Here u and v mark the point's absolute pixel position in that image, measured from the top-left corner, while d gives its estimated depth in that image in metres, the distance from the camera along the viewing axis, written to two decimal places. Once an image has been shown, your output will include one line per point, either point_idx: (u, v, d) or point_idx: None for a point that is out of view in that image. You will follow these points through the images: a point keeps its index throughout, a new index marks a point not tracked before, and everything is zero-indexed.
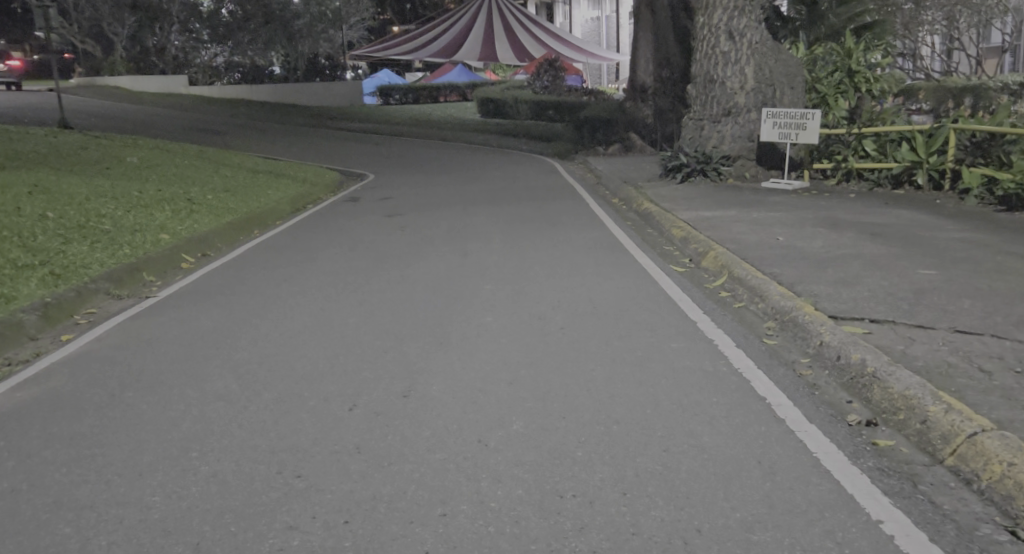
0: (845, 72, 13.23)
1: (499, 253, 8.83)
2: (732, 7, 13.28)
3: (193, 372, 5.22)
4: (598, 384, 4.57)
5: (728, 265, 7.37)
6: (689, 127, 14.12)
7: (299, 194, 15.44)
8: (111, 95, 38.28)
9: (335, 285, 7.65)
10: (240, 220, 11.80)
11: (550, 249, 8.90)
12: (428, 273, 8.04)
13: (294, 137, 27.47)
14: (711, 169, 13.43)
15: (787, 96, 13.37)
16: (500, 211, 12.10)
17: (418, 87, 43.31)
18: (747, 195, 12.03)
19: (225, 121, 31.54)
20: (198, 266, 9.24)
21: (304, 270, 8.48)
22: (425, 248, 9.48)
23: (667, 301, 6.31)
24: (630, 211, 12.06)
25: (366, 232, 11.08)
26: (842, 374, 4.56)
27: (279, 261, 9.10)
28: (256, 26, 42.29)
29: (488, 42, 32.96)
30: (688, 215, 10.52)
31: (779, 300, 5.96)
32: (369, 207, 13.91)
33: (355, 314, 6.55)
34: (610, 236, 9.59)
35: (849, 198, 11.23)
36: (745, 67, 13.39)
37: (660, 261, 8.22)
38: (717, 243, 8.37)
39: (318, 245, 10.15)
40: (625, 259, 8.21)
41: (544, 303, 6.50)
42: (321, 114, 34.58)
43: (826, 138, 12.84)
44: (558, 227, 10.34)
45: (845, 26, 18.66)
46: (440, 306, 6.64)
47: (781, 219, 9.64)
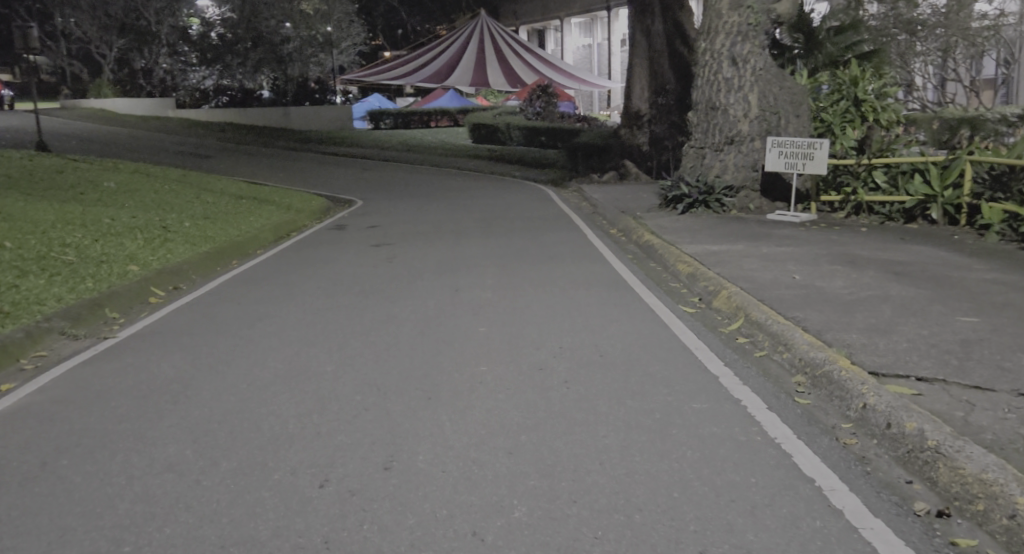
0: (851, 100, 12.69)
1: (494, 290, 8.21)
2: (736, 32, 12.88)
3: (139, 434, 4.49)
4: (613, 456, 3.89)
5: (744, 307, 6.78)
6: (689, 156, 13.68)
7: (282, 222, 14.84)
8: (96, 118, 37.63)
9: (315, 325, 6.99)
10: (217, 250, 11.16)
11: (547, 286, 8.29)
12: (417, 312, 7.41)
13: (281, 161, 26.91)
14: (714, 201, 12.96)
15: (792, 124, 12.91)
16: (493, 242, 11.54)
17: (408, 111, 42.84)
18: (753, 227, 11.49)
19: (212, 144, 30.98)
20: (169, 300, 8.57)
21: (282, 306, 7.83)
22: (414, 282, 8.87)
23: (681, 349, 5.69)
24: (630, 243, 11.51)
25: (351, 264, 10.47)
26: (895, 446, 3.92)
27: (257, 295, 8.47)
28: (245, 49, 41.99)
29: (479, 66, 32.26)
30: (692, 248, 9.96)
31: (808, 350, 5.35)
32: (354, 236, 13.31)
33: (334, 361, 5.87)
34: (611, 272, 9.02)
35: (860, 232, 10.74)
36: (748, 94, 12.96)
37: (667, 301, 7.62)
38: (729, 281, 7.79)
39: (299, 278, 9.51)
40: (629, 298, 7.60)
41: (544, 350, 5.86)
42: (311, 138, 34.09)
43: (834, 169, 12.33)
44: (556, 261, 9.77)
45: (841, 55, 18.61)
46: (429, 353, 5.97)
47: (794, 254, 9.12)
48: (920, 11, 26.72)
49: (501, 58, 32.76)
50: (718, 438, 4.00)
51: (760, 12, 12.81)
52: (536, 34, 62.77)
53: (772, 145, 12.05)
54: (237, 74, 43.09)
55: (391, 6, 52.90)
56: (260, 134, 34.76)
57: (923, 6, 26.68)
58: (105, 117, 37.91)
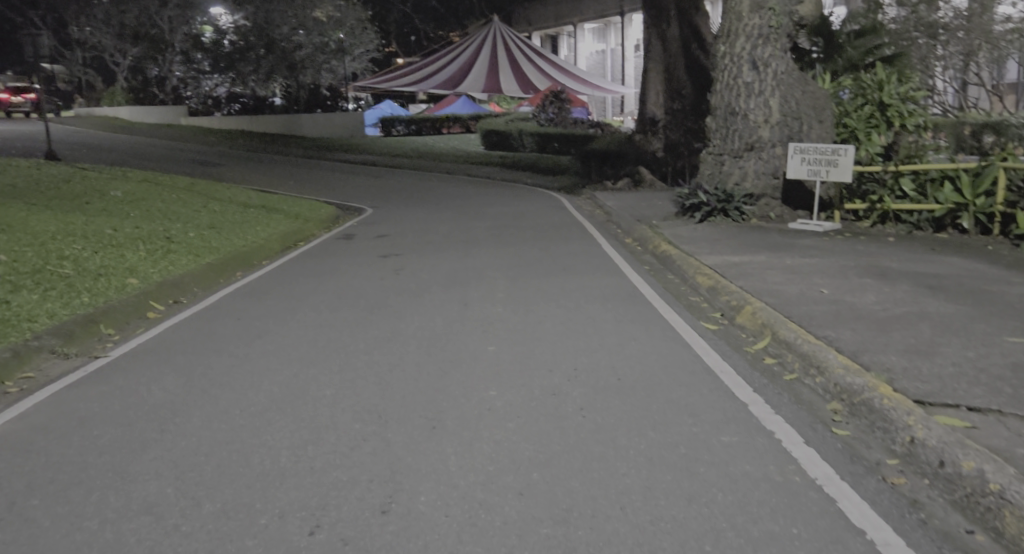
0: (876, 105, 12.30)
1: (505, 305, 7.85)
2: (756, 35, 12.48)
3: (119, 469, 4.13)
4: (636, 500, 3.48)
5: (772, 324, 6.35)
6: (708, 163, 13.29)
7: (290, 231, 14.59)
8: (109, 126, 37.70)
9: (316, 343, 6.65)
10: (220, 262, 10.89)
11: (560, 300, 7.91)
12: (424, 328, 7.06)
13: (291, 169, 26.73)
14: (732, 209, 12.49)
15: (815, 130, 12.47)
16: (504, 253, 11.19)
17: (420, 118, 42.60)
18: (775, 237, 11.07)
19: (223, 152, 30.86)
20: (167, 315, 8.26)
21: (283, 323, 7.50)
22: (421, 296, 8.52)
23: (706, 373, 5.27)
24: (646, 253, 11.12)
25: (358, 275, 10.15)
26: (951, 488, 3.47)
27: (259, 310, 8.15)
28: (258, 56, 41.51)
29: (493, 73, 32.09)
30: (712, 259, 9.54)
31: (844, 375, 4.91)
32: (362, 246, 13.00)
33: (333, 385, 5.50)
34: (628, 284, 8.63)
35: (888, 242, 10.28)
36: (769, 99, 12.56)
37: (687, 317, 7.20)
38: (753, 295, 7.38)
39: (303, 291, 9.19)
40: (648, 314, 7.20)
41: (558, 373, 5.46)
42: (322, 145, 33.96)
43: (859, 176, 11.89)
44: (569, 273, 9.40)
45: (862, 59, 18.16)
46: (434, 375, 5.59)
47: (820, 266, 8.70)
48: (941, 15, 26.18)
49: (513, 64, 32.39)
50: (751, 480, 3.58)
51: (782, 14, 12.41)
52: (548, 40, 62.46)
53: (794, 151, 11.62)
54: (249, 81, 42.80)
55: (404, 13, 52.79)
56: (271, 141, 34.63)
57: (944, 10, 26.15)
58: (118, 125, 37.97)
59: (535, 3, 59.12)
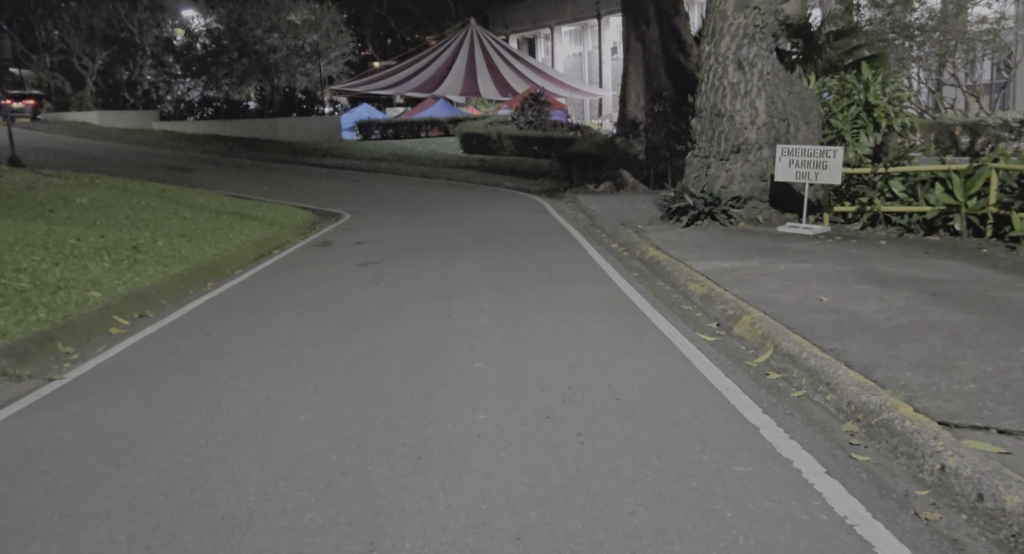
0: (863, 105, 12.21)
1: (490, 317, 7.48)
2: (742, 34, 12.23)
3: (65, 511, 3.66)
4: (650, 541, 3.09)
5: (773, 335, 6.05)
6: (694, 165, 13.04)
7: (264, 238, 14.11)
8: (77, 131, 36.82)
9: (290, 361, 6.22)
10: (190, 272, 10.39)
11: (549, 311, 7.56)
12: (405, 343, 6.67)
13: (266, 174, 26.11)
14: (720, 213, 12.20)
15: (802, 131, 12.26)
16: (487, 260, 10.84)
17: (397, 121, 42.06)
18: (765, 240, 10.81)
19: (195, 157, 30.11)
20: (132, 330, 7.75)
21: (256, 338, 7.05)
22: (403, 308, 8.13)
23: (710, 391, 4.94)
24: (633, 259, 10.81)
25: (335, 285, 9.71)
26: (993, 525, 3.12)
27: (230, 324, 7.68)
28: (231, 59, 40.60)
29: (470, 76, 31.86)
30: (703, 265, 9.24)
31: (858, 392, 4.60)
32: (339, 253, 12.55)
33: (309, 409, 5.07)
34: (617, 293, 8.30)
35: (880, 245, 10.07)
36: (756, 100, 12.33)
37: (683, 327, 6.86)
38: (750, 304, 7.09)
39: (277, 303, 8.73)
40: (642, 325, 6.86)
41: (552, 393, 5.08)
42: (298, 149, 33.34)
43: (848, 178, 11.69)
44: (556, 281, 9.06)
45: (841, 60, 18.22)
46: (417, 397, 5.19)
47: (815, 272, 8.43)
48: (916, 16, 26.36)
49: (492, 66, 32.08)
50: (775, 518, 3.22)
51: (767, 13, 12.10)
52: (526, 43, 62.22)
53: (782, 153, 11.43)
54: (222, 85, 41.74)
55: (380, 17, 52.22)
56: (245, 146, 33.95)
57: (918, 11, 26.33)
58: (87, 130, 37.05)
59: (513, 7, 58.89)
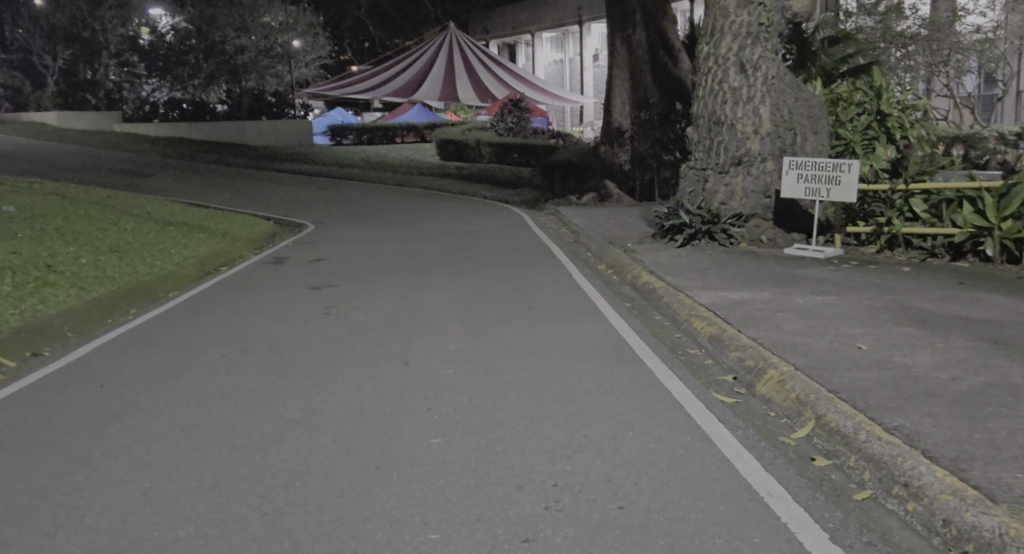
0: (874, 115, 11.33)
1: (455, 366, 6.11)
2: (744, 33, 11.04)
3: None
4: None
5: (813, 401, 4.73)
6: (689, 179, 11.85)
7: (213, 252, 12.66)
8: (32, 132, 34.88)
9: (192, 432, 4.78)
10: (110, 297, 8.95)
11: (528, 359, 6.18)
12: (345, 405, 5.25)
13: (227, 180, 24.51)
14: (719, 231, 10.94)
15: (810, 142, 11.08)
16: (459, 284, 9.52)
17: (372, 126, 40.73)
18: (772, 266, 9.59)
19: (153, 161, 28.39)
20: (16, 374, 6.26)
21: (159, 394, 5.59)
22: (352, 349, 6.74)
23: (748, 497, 3.59)
24: (623, 286, 9.56)
25: (276, 315, 8.31)
26: None
27: (136, 371, 6.22)
28: (197, 60, 39.39)
29: (449, 81, 30.52)
30: (707, 297, 7.98)
31: (957, 505, 3.22)
32: (294, 272, 11.14)
33: (195, 518, 3.57)
34: (610, 331, 7.00)
35: (903, 273, 8.91)
36: (759, 107, 11.10)
37: (693, 383, 5.56)
38: (774, 353, 5.81)
39: (201, 340, 7.30)
40: (645, 381, 5.49)
41: (537, 497, 3.69)
42: (266, 154, 31.79)
43: (863, 196, 10.48)
44: (536, 314, 7.74)
45: (836, 68, 17.11)
46: (347, 499, 3.76)
47: (839, 306, 7.21)
48: (908, 24, 25.68)
49: (470, 71, 30.80)
50: None
51: (772, 10, 11.00)
52: (506, 49, 60.88)
53: (790, 166, 10.32)
54: (189, 87, 40.77)
55: (358, 19, 50.64)
56: (210, 150, 32.30)
57: (909, 20, 25.78)
58: (43, 131, 35.16)
59: (493, 11, 57.89)
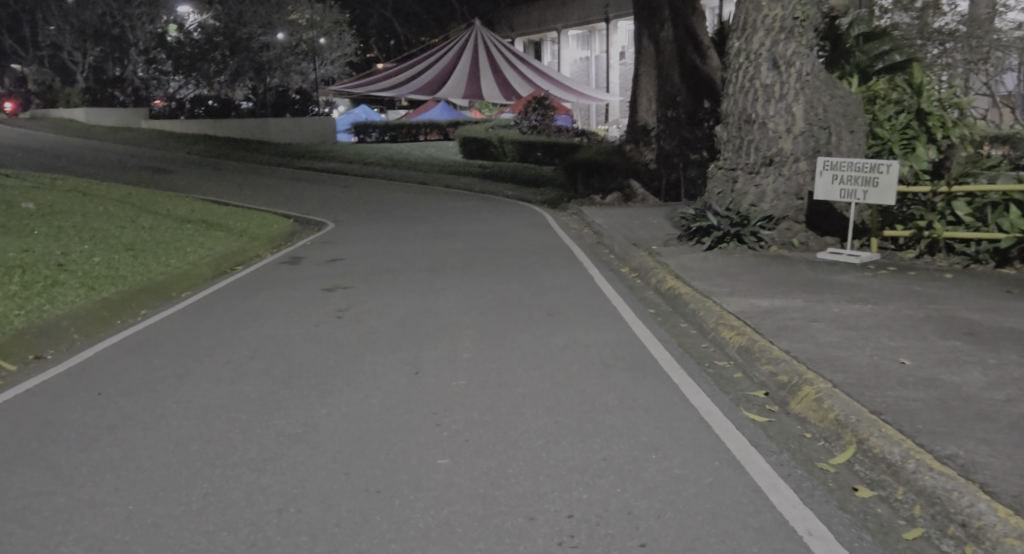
0: (914, 113, 10.66)
1: (468, 378, 5.79)
2: (778, 28, 10.60)
3: None
4: None
5: (855, 423, 4.32)
6: (717, 179, 11.44)
7: (229, 251, 12.50)
8: (61, 128, 35.27)
9: (185, 448, 4.51)
10: (121, 298, 8.79)
11: (546, 371, 5.85)
12: (348, 420, 4.95)
13: (250, 177, 24.49)
14: (748, 234, 10.53)
15: (846, 141, 10.60)
16: (477, 287, 9.22)
17: (396, 123, 40.62)
18: (804, 271, 9.15)
19: (178, 158, 28.51)
20: (15, 379, 6.08)
21: (156, 404, 5.34)
22: (362, 357, 6.45)
23: (783, 535, 3.21)
24: (646, 291, 9.18)
25: (287, 318, 8.07)
26: None
27: (136, 378, 5.99)
28: (223, 56, 39.20)
29: (473, 79, 30.22)
30: (736, 304, 7.59)
31: None
32: (309, 272, 10.92)
33: (176, 547, 3.27)
34: (633, 341, 6.64)
35: (944, 280, 8.44)
36: (793, 105, 10.64)
37: (721, 399, 5.18)
38: (809, 368, 5.40)
39: (209, 344, 7.07)
40: (669, 398, 5.12)
41: (550, 530, 3.35)
42: (290, 151, 31.79)
43: (902, 199, 9.98)
44: (555, 321, 7.40)
45: (871, 65, 16.60)
46: (341, 529, 3.44)
47: (879, 317, 6.76)
48: (945, 20, 24.83)
49: (495, 69, 30.45)
50: None
51: (808, 4, 10.54)
52: (532, 46, 60.43)
53: (824, 167, 9.86)
54: (215, 84, 40.70)
55: (383, 17, 50.63)
56: (235, 147, 32.39)
57: (948, 15, 24.90)
58: (73, 128, 35.54)
59: (519, 8, 57.54)
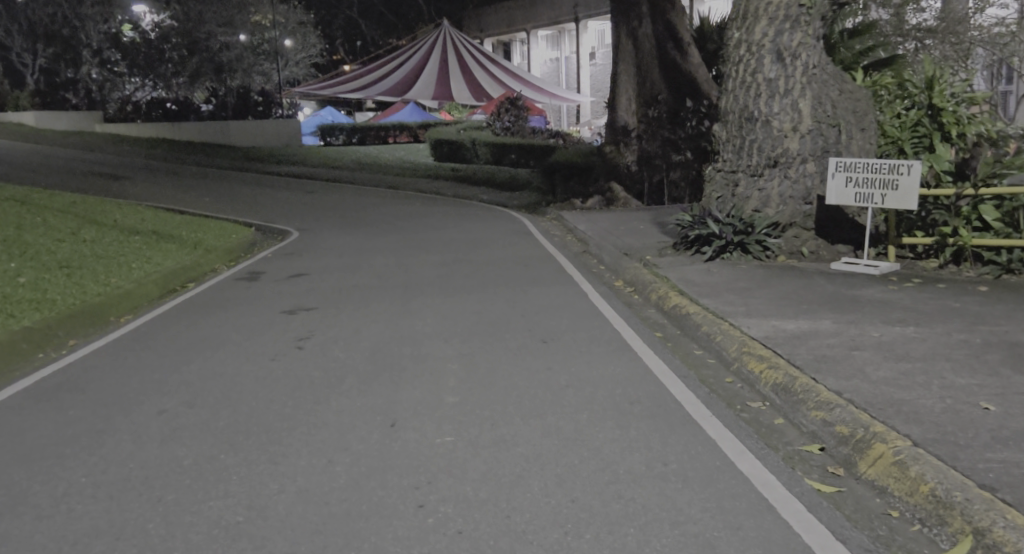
0: (926, 109, 9.88)
1: (455, 434, 4.68)
2: (782, 18, 9.80)
3: None
4: None
5: (962, 504, 3.26)
6: (717, 183, 10.58)
7: (181, 265, 11.24)
8: (8, 133, 33.39)
9: (82, 551, 3.28)
10: (44, 326, 7.53)
11: (551, 424, 4.76)
12: (306, 500, 3.78)
13: (209, 183, 23.08)
14: (753, 243, 9.62)
15: (857, 140, 9.77)
16: (456, 308, 8.11)
17: (363, 126, 39.38)
18: (822, 284, 8.24)
19: (133, 163, 26.94)
20: None
21: (59, 477, 4.12)
22: (324, 405, 5.30)
23: None
24: (647, 309, 8.19)
25: (238, 350, 6.90)
26: None
27: (41, 438, 4.79)
28: (182, 56, 38.16)
29: (443, 80, 29.07)
30: (757, 327, 6.62)
31: None
32: (270, 291, 9.77)
33: None
34: (649, 379, 5.63)
35: (979, 292, 7.59)
36: (798, 101, 9.80)
37: (776, 462, 4.15)
38: (875, 418, 4.38)
39: (139, 388, 5.85)
40: (715, 466, 4.07)
41: None
42: (253, 156, 30.39)
43: (923, 203, 9.13)
44: (554, 352, 6.38)
45: (857, 62, 15.72)
46: None
47: (928, 343, 5.86)
48: (921, 17, 24.36)
49: (466, 70, 29.31)
50: None
51: None
52: (501, 47, 59.45)
53: (836, 168, 8.97)
54: (172, 86, 39.38)
55: (350, 18, 49.38)
56: (194, 151, 30.87)
57: (924, 12, 24.46)
58: (20, 132, 33.62)
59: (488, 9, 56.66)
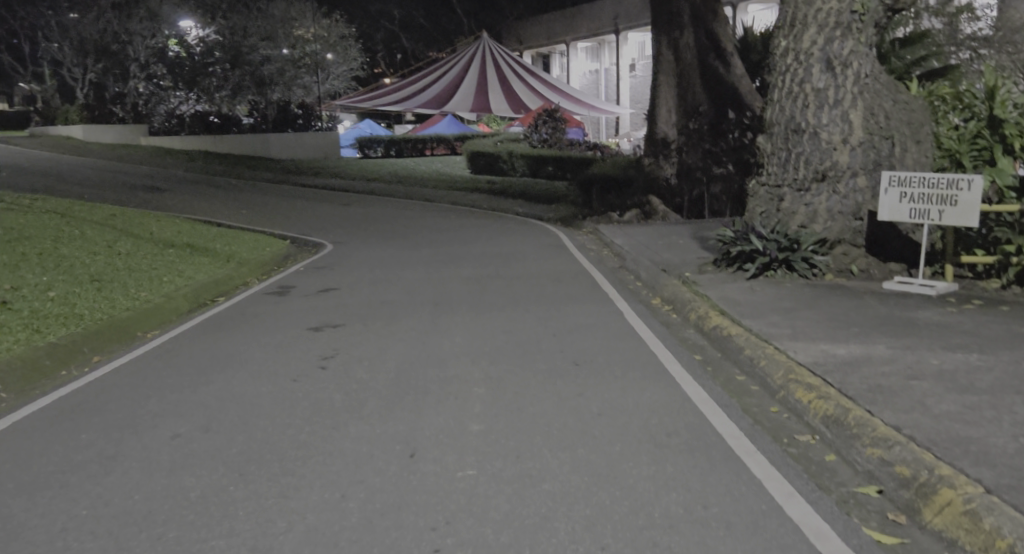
0: (987, 120, 9.04)
1: (478, 466, 4.38)
2: (832, 24, 9.36)
3: None
4: None
5: None
6: (760, 198, 10.11)
7: (211, 279, 11.18)
8: (58, 146, 34.27)
9: None
10: (69, 341, 7.46)
11: (579, 459, 4.42)
12: (312, 540, 3.49)
13: (247, 195, 23.25)
14: (799, 261, 9.17)
15: (911, 153, 9.30)
16: (486, 326, 7.82)
17: (401, 138, 39.54)
18: (874, 305, 7.75)
19: (175, 176, 27.40)
20: None
21: (61, 510, 3.93)
22: (343, 432, 5.03)
23: None
24: (686, 329, 7.80)
25: (260, 369, 6.71)
26: None
27: (51, 464, 4.63)
28: (225, 70, 38.74)
29: (481, 92, 28.95)
30: (805, 352, 6.18)
31: None
32: (298, 306, 9.61)
33: None
34: (688, 409, 5.25)
35: None
36: (849, 112, 9.37)
37: (829, 508, 3.75)
38: (940, 459, 3.93)
39: (156, 410, 5.68)
40: (761, 512, 3.68)
41: None
42: (292, 168, 30.66)
43: (985, 220, 8.58)
44: (587, 376, 6.03)
45: (908, 71, 15.09)
46: None
47: (995, 373, 5.37)
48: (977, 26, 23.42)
49: (503, 81, 29.19)
50: None
51: None
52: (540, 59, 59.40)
53: (890, 183, 8.50)
54: (215, 99, 39.61)
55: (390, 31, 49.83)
56: (234, 164, 31.27)
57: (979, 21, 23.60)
58: (69, 145, 34.48)
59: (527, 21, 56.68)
